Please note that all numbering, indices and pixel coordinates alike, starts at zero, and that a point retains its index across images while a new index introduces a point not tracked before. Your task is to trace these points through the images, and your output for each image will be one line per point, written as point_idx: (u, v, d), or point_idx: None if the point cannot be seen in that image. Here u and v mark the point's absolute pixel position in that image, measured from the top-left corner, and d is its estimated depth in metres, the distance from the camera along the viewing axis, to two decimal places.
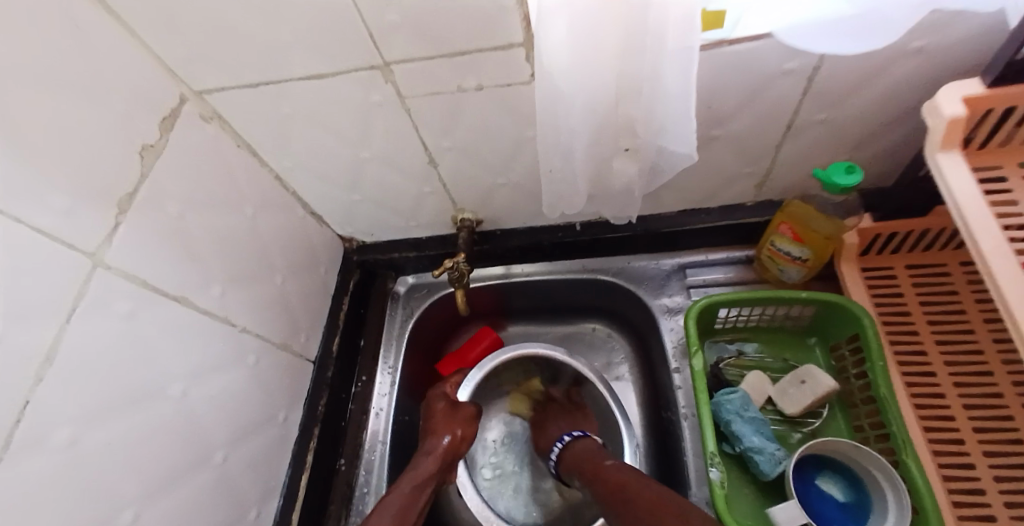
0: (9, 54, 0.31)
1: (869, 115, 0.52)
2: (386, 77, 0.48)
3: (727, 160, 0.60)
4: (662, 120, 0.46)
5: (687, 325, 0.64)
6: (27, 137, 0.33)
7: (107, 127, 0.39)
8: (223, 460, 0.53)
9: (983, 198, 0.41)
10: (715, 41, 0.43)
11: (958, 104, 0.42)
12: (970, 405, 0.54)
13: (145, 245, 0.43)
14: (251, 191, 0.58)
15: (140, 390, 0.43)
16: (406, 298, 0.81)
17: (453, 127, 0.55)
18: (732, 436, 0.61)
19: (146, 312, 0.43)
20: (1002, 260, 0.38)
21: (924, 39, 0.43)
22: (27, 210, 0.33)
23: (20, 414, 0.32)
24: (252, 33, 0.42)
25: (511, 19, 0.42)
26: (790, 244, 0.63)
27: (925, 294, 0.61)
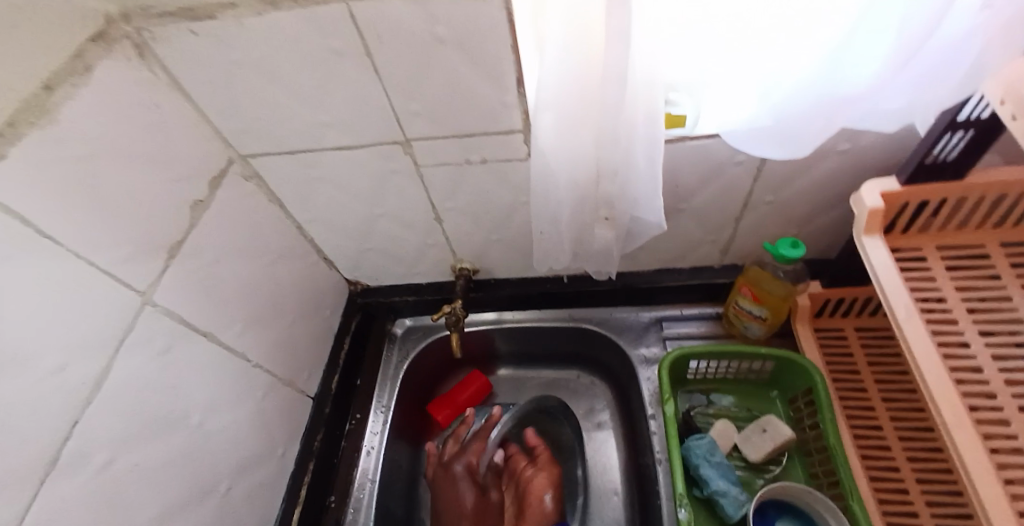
0: (89, 129, 0.40)
1: (811, 197, 0.62)
2: (405, 150, 0.57)
3: (695, 229, 0.69)
4: (636, 197, 0.55)
5: (660, 375, 0.70)
6: (101, 193, 0.41)
7: (163, 186, 0.47)
8: (226, 491, 0.56)
9: (897, 273, 0.49)
10: (678, 136, 0.54)
11: (877, 197, 0.51)
12: (912, 457, 0.61)
13: (183, 286, 0.50)
14: (274, 238, 0.65)
15: (166, 418, 0.48)
16: (403, 340, 0.87)
17: (458, 192, 0.63)
18: (701, 480, 0.66)
19: (179, 345, 0.49)
20: (915, 327, 0.46)
21: (845, 143, 0.54)
22: (91, 252, 0.40)
23: (69, 433, 0.37)
24: (299, 112, 0.52)
25: (511, 113, 0.51)
26: (750, 304, 0.71)
27: (873, 354, 0.69)
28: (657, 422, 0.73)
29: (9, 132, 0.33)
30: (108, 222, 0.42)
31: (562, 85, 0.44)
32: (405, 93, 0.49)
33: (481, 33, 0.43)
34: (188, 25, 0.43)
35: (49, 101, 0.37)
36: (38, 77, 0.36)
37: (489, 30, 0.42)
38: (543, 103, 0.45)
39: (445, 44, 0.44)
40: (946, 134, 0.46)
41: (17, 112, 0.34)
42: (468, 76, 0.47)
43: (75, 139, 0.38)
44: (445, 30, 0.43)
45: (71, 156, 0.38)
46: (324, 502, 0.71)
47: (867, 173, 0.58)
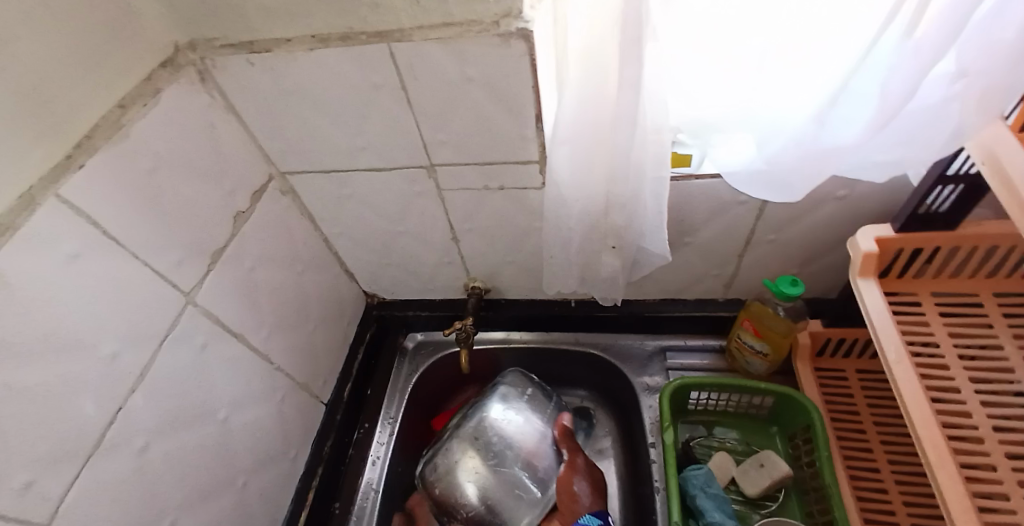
0: (160, 148, 0.46)
1: (811, 239, 0.65)
2: (430, 175, 0.61)
3: (700, 262, 0.72)
4: (642, 228, 0.59)
5: (660, 404, 0.72)
6: (162, 203, 0.46)
7: (213, 200, 0.53)
8: (243, 485, 0.60)
9: (890, 316, 0.51)
10: (685, 174, 0.58)
11: (873, 243, 0.53)
12: (908, 501, 0.61)
13: (221, 289, 0.55)
14: (303, 249, 0.70)
15: (197, 411, 0.52)
16: (413, 353, 0.90)
17: (476, 215, 0.68)
18: (696, 510, 0.67)
19: (213, 343, 0.54)
20: (904, 369, 0.48)
21: (843, 190, 0.57)
22: (147, 254, 0.45)
23: (113, 418, 0.42)
24: (337, 137, 0.57)
25: (529, 146, 0.56)
26: (751, 338, 0.73)
27: (873, 396, 0.70)
28: (656, 450, 0.74)
29: (86, 144, 0.39)
30: (161, 228, 0.46)
31: (577, 124, 0.48)
32: (434, 124, 0.54)
33: (507, 76, 0.47)
34: (245, 55, 0.49)
35: (122, 118, 0.42)
36: (112, 98, 0.42)
37: (514, 73, 0.47)
38: (559, 139, 0.50)
39: (473, 83, 0.49)
40: (937, 187, 0.49)
41: (95, 128, 0.40)
42: (493, 113, 0.52)
43: (144, 153, 0.44)
44: (475, 71, 0.48)
45: (140, 169, 0.44)
46: (329, 507, 0.73)
47: (866, 219, 0.61)
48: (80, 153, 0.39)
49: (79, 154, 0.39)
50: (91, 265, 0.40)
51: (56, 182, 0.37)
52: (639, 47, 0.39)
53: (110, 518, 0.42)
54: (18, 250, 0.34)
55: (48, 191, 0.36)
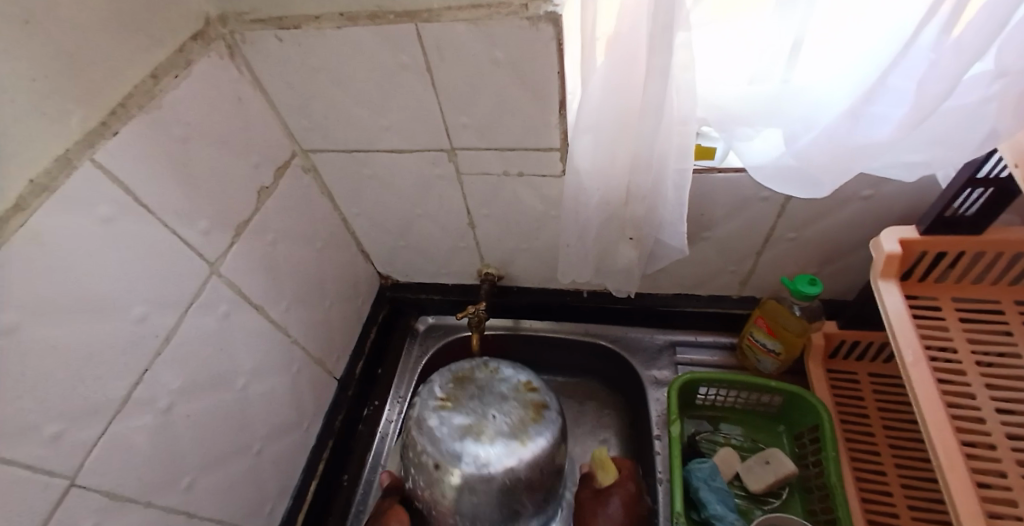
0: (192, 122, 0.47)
1: (831, 238, 0.64)
2: (451, 158, 0.61)
3: (715, 258, 0.72)
4: (662, 221, 0.58)
5: (669, 396, 0.72)
6: (191, 176, 0.48)
7: (239, 175, 0.54)
8: (258, 452, 0.62)
9: (908, 319, 0.50)
10: (707, 167, 0.59)
11: (895, 244, 0.53)
12: (914, 506, 0.61)
13: (243, 262, 0.56)
14: (321, 227, 0.71)
15: (215, 378, 0.54)
16: (424, 336, 0.91)
17: (494, 201, 0.68)
18: (698, 502, 0.67)
19: (234, 314, 0.55)
20: (921, 372, 0.47)
21: (868, 190, 0.56)
22: (175, 224, 0.46)
23: (139, 379, 0.44)
24: (360, 117, 0.58)
25: (552, 133, 0.55)
26: (765, 337, 0.72)
27: (884, 400, 0.69)
28: (661, 442, 0.75)
29: (121, 111, 0.40)
30: (187, 198, 0.48)
31: (602, 112, 0.48)
32: (457, 107, 0.54)
33: (533, 60, 0.47)
34: (274, 31, 0.49)
35: (155, 88, 0.43)
36: (147, 66, 0.43)
37: (541, 57, 0.47)
38: (582, 127, 0.50)
39: (499, 66, 0.49)
40: (965, 190, 0.48)
41: (129, 96, 0.41)
42: (517, 97, 0.52)
43: (175, 123, 0.45)
44: (502, 54, 0.47)
45: (171, 139, 0.45)
46: (338, 479, 0.75)
47: (888, 221, 0.60)
48: (114, 120, 0.40)
49: (113, 121, 0.40)
50: (122, 230, 0.41)
51: (90, 147, 0.38)
52: (671, 35, 0.39)
53: (132, 473, 0.44)
54: (55, 210, 0.35)
55: (84, 155, 0.37)
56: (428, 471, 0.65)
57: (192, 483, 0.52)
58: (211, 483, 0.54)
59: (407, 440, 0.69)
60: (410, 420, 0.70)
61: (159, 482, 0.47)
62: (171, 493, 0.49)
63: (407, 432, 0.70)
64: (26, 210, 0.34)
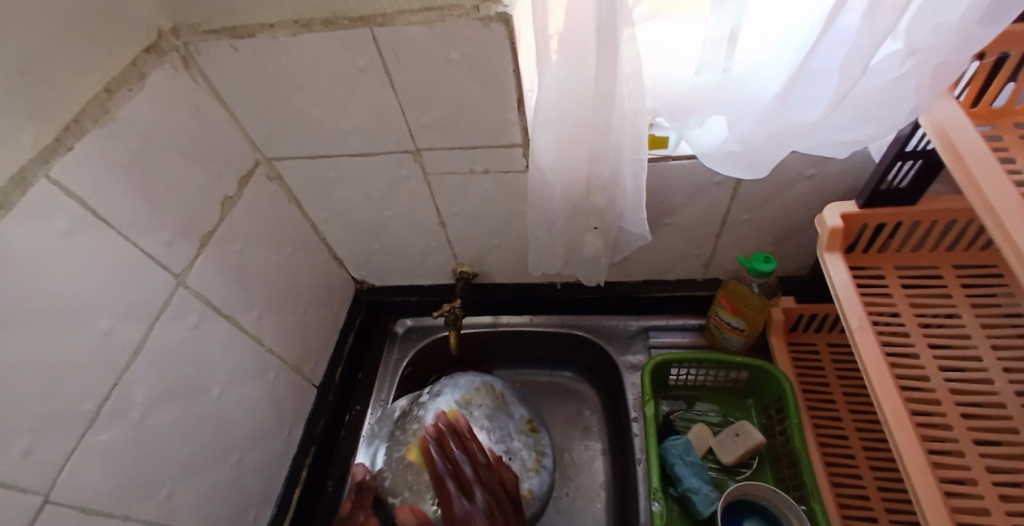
0: (153, 133, 0.47)
1: (782, 218, 0.68)
2: (416, 159, 0.63)
3: (678, 243, 0.75)
4: (622, 209, 0.61)
5: (642, 379, 0.75)
6: (154, 189, 0.48)
7: (202, 185, 0.54)
8: (237, 461, 0.62)
9: (854, 290, 0.54)
10: (661, 156, 0.61)
11: (838, 219, 0.56)
12: (875, 465, 0.65)
13: (212, 271, 0.56)
14: (291, 235, 0.71)
15: (190, 389, 0.54)
16: (403, 338, 0.91)
17: (461, 199, 0.69)
18: (675, 477, 0.70)
19: (204, 324, 0.55)
20: (866, 337, 0.51)
21: (812, 170, 0.60)
22: (140, 237, 0.47)
23: (110, 393, 0.44)
24: (322, 122, 0.58)
25: (512, 129, 0.57)
26: (728, 315, 0.76)
27: (842, 367, 0.73)
28: (638, 424, 0.77)
29: (76, 127, 0.40)
30: (150, 209, 0.48)
31: (558, 106, 0.50)
32: (418, 108, 0.55)
33: (488, 58, 0.49)
34: (228, 41, 0.49)
35: (108, 101, 0.43)
36: (100, 82, 0.43)
37: (494, 55, 0.48)
38: (541, 122, 0.51)
39: (455, 66, 0.50)
40: (897, 162, 0.52)
41: (82, 109, 0.41)
42: (476, 96, 0.53)
43: (131, 135, 0.45)
44: (457, 54, 0.49)
45: (130, 151, 0.45)
46: (322, 486, 0.75)
47: (833, 197, 0.64)
48: (68, 135, 0.40)
49: (68, 136, 0.40)
50: (85, 244, 0.41)
51: (46, 162, 0.38)
52: (614, 30, 0.41)
53: (107, 486, 0.44)
54: (14, 228, 0.35)
55: (39, 171, 0.37)
56: (418, 493, 0.68)
57: (171, 494, 0.52)
58: (192, 494, 0.55)
59: (404, 457, 0.71)
60: (413, 440, 0.72)
61: (137, 494, 0.47)
62: (149, 506, 0.49)
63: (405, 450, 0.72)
64: None
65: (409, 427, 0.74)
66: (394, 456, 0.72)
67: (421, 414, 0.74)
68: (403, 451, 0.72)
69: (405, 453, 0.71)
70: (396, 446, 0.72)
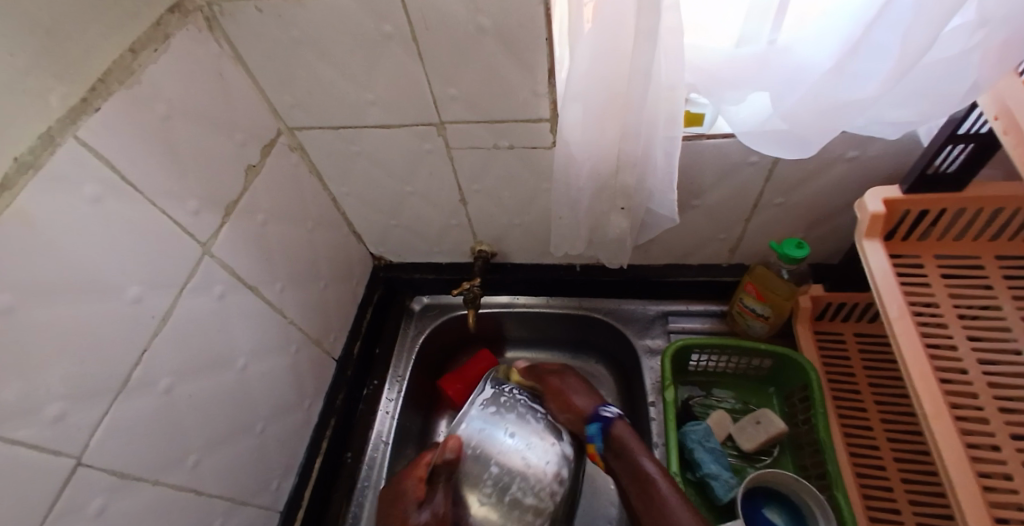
0: (179, 101, 0.47)
1: (817, 201, 0.65)
2: (440, 132, 0.61)
3: (703, 226, 0.73)
4: (651, 188, 0.59)
5: (663, 364, 0.74)
6: (179, 157, 0.47)
7: (226, 153, 0.54)
8: (261, 430, 0.63)
9: (893, 277, 0.52)
10: (695, 134, 0.59)
11: (880, 203, 0.54)
12: (899, 457, 0.64)
13: (237, 241, 0.56)
14: (311, 208, 0.71)
15: (216, 358, 0.54)
16: (420, 315, 0.91)
17: (484, 175, 0.68)
18: (694, 462, 0.70)
19: (229, 295, 0.55)
20: (905, 326, 0.49)
21: (853, 152, 0.57)
22: (166, 204, 0.46)
23: (138, 359, 0.44)
24: (346, 92, 0.57)
25: (542, 103, 0.55)
26: (754, 302, 0.74)
27: (870, 358, 0.71)
28: (657, 408, 0.77)
29: (101, 87, 0.39)
30: (176, 176, 0.47)
31: (592, 82, 0.48)
32: (445, 79, 0.54)
33: (520, 26, 0.47)
34: (253, 2, 0.48)
35: (134, 63, 0.42)
36: (124, 41, 0.41)
37: (527, 22, 0.46)
38: (572, 96, 0.49)
39: (486, 34, 0.48)
40: (947, 146, 0.50)
41: (109, 72, 0.40)
42: (506, 66, 0.51)
43: (156, 99, 0.44)
44: (488, 21, 0.47)
45: (154, 116, 0.44)
46: (341, 457, 0.76)
47: (873, 181, 0.61)
48: (95, 96, 0.39)
49: (94, 98, 0.39)
50: (112, 211, 0.41)
51: (73, 123, 0.37)
52: None
53: (137, 452, 0.45)
54: (41, 190, 0.35)
55: (67, 132, 0.37)
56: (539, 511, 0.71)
57: (199, 461, 0.53)
58: (217, 462, 0.55)
59: (531, 502, 0.71)
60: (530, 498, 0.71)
61: (163, 460, 0.48)
62: (177, 471, 0.50)
63: (523, 477, 0.73)
64: (13, 189, 0.33)
65: (501, 462, 0.74)
66: (523, 499, 0.71)
67: (500, 444, 0.75)
68: (531, 495, 0.71)
69: (535, 496, 0.71)
70: (518, 493, 0.72)
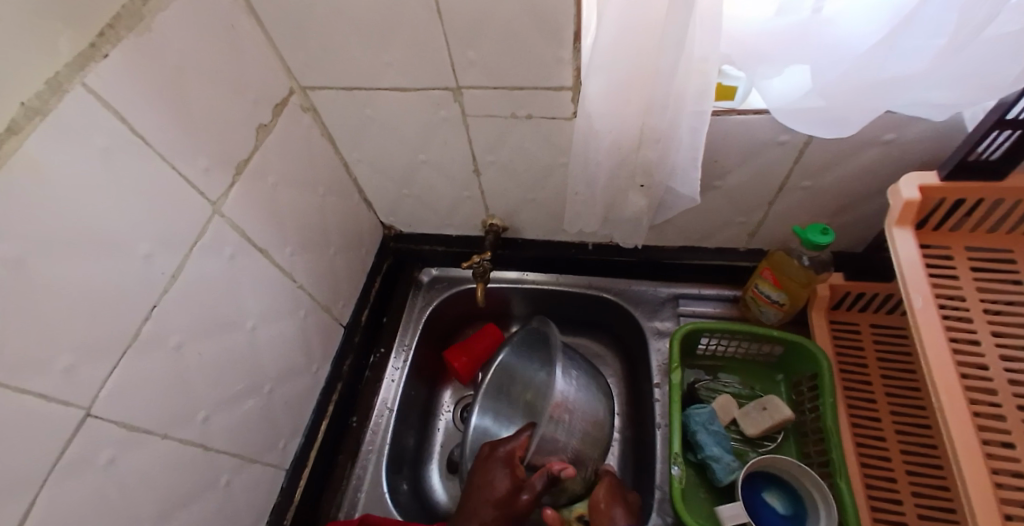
0: (189, 53, 0.45)
1: (844, 187, 0.63)
2: (456, 98, 0.59)
3: (724, 208, 0.70)
4: (674, 166, 0.57)
5: (671, 346, 0.73)
6: (190, 112, 0.46)
7: (238, 110, 0.52)
8: (269, 392, 0.63)
9: (921, 267, 0.50)
10: (725, 109, 0.56)
11: (913, 190, 0.51)
12: (906, 450, 0.63)
13: (247, 201, 0.55)
14: (323, 175, 0.69)
15: (226, 318, 0.54)
16: (428, 286, 0.91)
17: (500, 146, 0.65)
18: (696, 444, 0.69)
19: (240, 257, 0.55)
20: (928, 316, 0.47)
21: (891, 134, 0.54)
22: (178, 161, 0.45)
23: (147, 316, 0.44)
24: (361, 52, 0.55)
25: (564, 70, 0.53)
26: (770, 288, 0.72)
27: (883, 349, 0.70)
28: (661, 390, 0.76)
29: (110, 33, 0.37)
30: (188, 131, 0.46)
31: (622, 50, 0.45)
32: (465, 41, 0.51)
33: None
34: None
35: (143, 9, 0.40)
36: None
37: None
38: (596, 67, 0.46)
39: None
40: (992, 132, 0.47)
41: (118, 17, 0.38)
42: (531, 31, 0.49)
43: (166, 48, 0.42)
44: None
45: (166, 68, 0.43)
46: (345, 421, 0.77)
47: (906, 167, 0.58)
48: (104, 42, 0.37)
49: (103, 44, 0.37)
50: (123, 164, 0.40)
51: (82, 69, 0.36)
52: None
53: (147, 407, 0.45)
54: (48, 138, 0.34)
55: (74, 79, 0.35)
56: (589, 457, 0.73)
57: (208, 418, 0.53)
58: (225, 420, 0.56)
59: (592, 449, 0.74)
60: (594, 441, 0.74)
61: (173, 416, 0.48)
62: (187, 427, 0.50)
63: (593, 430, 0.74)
64: (17, 133, 0.32)
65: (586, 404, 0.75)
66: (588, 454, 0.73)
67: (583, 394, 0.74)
68: (594, 443, 0.74)
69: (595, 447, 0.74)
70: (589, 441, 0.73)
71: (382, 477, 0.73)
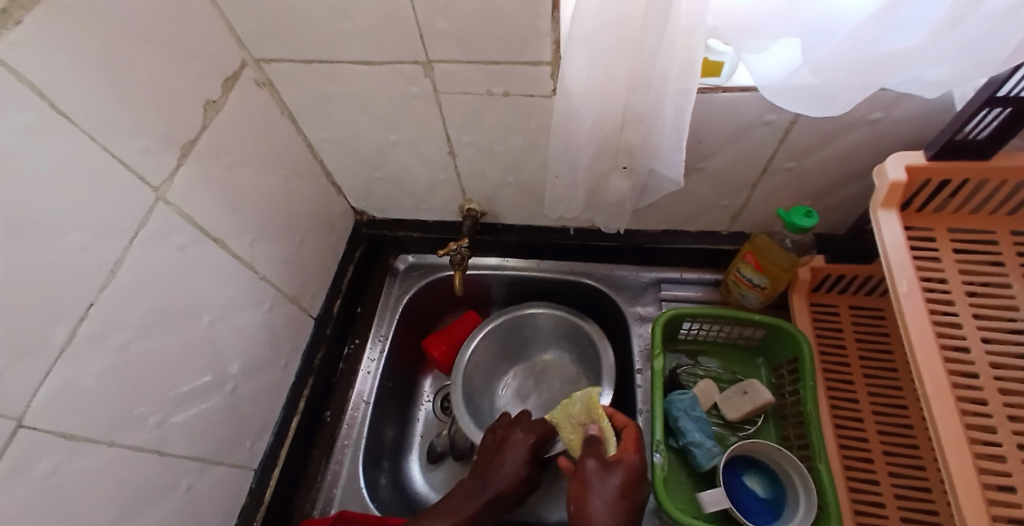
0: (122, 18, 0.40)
1: (827, 169, 0.62)
2: (427, 73, 0.55)
3: (706, 190, 0.69)
4: (658, 148, 0.54)
5: (653, 331, 0.72)
6: (124, 86, 0.41)
7: (183, 84, 0.47)
8: (232, 389, 0.59)
9: (906, 252, 0.49)
10: (710, 86, 0.54)
11: (900, 171, 0.50)
12: (883, 431, 0.63)
13: (196, 186, 0.50)
14: (285, 158, 0.65)
15: (179, 313, 0.50)
16: (404, 274, 0.88)
17: (475, 125, 0.62)
18: (678, 430, 0.69)
19: (192, 247, 0.51)
20: (913, 302, 0.46)
21: (877, 114, 0.53)
22: (112, 142, 0.40)
23: (83, 315, 0.39)
24: (321, 20, 0.50)
25: (543, 43, 0.49)
26: (752, 272, 0.71)
27: (862, 331, 0.70)
28: (643, 376, 0.75)
29: None
30: (121, 107, 0.41)
31: (606, 21, 0.42)
32: (435, 9, 0.47)
33: None
34: None
35: None
36: None
37: None
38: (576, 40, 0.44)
39: None
40: (982, 110, 0.46)
41: None
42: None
43: (93, 12, 0.37)
44: None
45: (93, 35, 0.37)
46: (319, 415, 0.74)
47: (890, 148, 0.57)
48: (15, 5, 0.32)
49: (14, 9, 0.32)
50: (47, 145, 0.35)
51: None
52: None
53: (91, 413, 0.41)
54: None
55: None
56: None
57: (163, 420, 0.49)
58: (184, 422, 0.52)
59: None
60: None
61: (122, 421, 0.44)
62: (139, 432, 0.46)
63: None
64: None
65: None
66: None
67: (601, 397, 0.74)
68: None
69: None
70: None
71: (358, 472, 0.71)
